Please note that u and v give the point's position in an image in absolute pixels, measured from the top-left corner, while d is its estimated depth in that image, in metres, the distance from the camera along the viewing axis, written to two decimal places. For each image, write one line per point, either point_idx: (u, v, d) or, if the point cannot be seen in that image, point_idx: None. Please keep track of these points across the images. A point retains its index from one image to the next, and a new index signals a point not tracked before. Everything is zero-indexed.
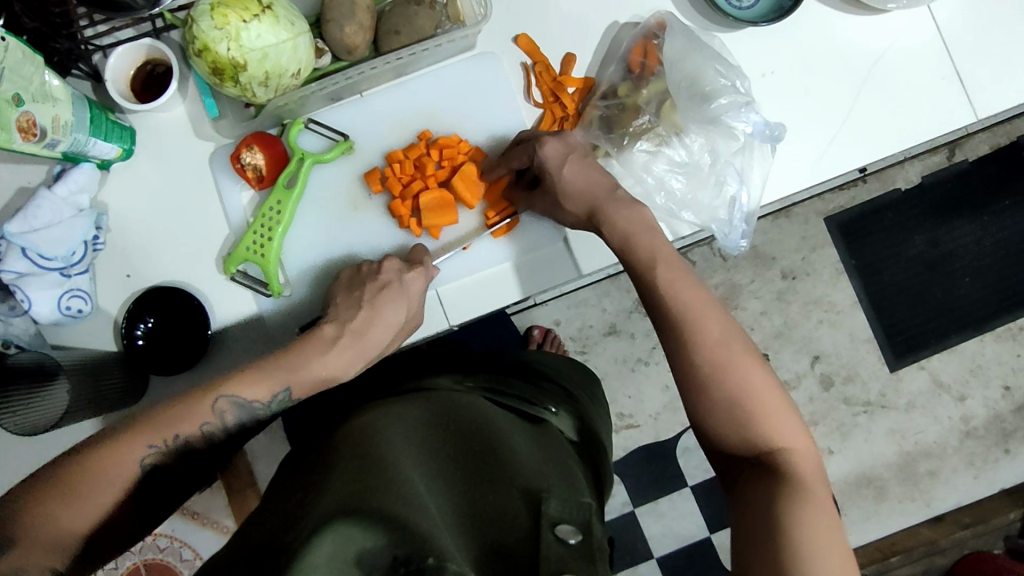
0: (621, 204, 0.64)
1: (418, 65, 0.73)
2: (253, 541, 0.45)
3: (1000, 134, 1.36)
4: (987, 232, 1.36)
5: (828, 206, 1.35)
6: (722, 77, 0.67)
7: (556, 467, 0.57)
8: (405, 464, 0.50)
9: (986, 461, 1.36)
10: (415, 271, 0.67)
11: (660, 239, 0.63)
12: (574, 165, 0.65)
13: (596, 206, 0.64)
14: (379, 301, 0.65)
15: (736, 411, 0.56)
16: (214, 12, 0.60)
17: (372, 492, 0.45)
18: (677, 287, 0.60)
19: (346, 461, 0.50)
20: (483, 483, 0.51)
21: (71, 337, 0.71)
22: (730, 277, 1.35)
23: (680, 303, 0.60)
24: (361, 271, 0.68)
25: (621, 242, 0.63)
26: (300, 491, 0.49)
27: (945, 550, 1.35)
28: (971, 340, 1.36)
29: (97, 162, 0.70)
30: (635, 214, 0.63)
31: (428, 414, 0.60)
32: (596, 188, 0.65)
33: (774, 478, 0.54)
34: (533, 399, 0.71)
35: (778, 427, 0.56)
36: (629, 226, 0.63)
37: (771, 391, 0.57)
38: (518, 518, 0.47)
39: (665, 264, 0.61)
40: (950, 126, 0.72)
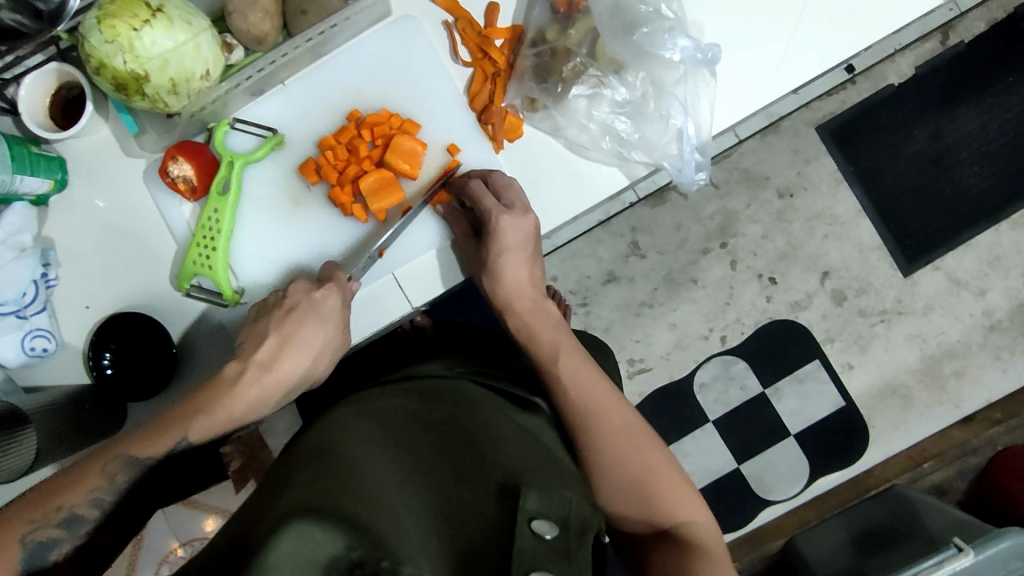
0: (534, 305, 0.67)
1: (335, 43, 0.69)
2: (219, 548, 0.45)
3: (994, 8, 1.27)
4: (991, 115, 1.28)
5: (818, 115, 1.29)
6: (644, 4, 0.62)
7: (540, 453, 0.56)
8: (377, 467, 0.49)
9: (1013, 353, 1.31)
10: (324, 288, 0.63)
11: (564, 336, 0.66)
12: (523, 257, 0.66)
13: (510, 303, 0.67)
14: (290, 324, 0.62)
15: (638, 492, 0.59)
16: (102, 25, 0.57)
17: (335, 494, 0.44)
18: (580, 382, 0.62)
19: (318, 463, 0.49)
20: (460, 480, 0.50)
21: (43, 377, 0.71)
22: (725, 204, 1.31)
23: (580, 396, 0.62)
24: (268, 301, 0.65)
25: (525, 337, 0.67)
26: (267, 492, 0.49)
27: (978, 449, 1.30)
28: (986, 232, 1.30)
29: (31, 199, 0.68)
30: (542, 313, 0.67)
31: (409, 406, 0.59)
32: (521, 286, 0.67)
33: (676, 548, 0.56)
34: (521, 379, 0.70)
35: (676, 504, 0.59)
36: (534, 322, 0.67)
37: (667, 474, 0.60)
38: (492, 520, 0.46)
39: (568, 357, 0.64)
40: (913, 14, 0.66)
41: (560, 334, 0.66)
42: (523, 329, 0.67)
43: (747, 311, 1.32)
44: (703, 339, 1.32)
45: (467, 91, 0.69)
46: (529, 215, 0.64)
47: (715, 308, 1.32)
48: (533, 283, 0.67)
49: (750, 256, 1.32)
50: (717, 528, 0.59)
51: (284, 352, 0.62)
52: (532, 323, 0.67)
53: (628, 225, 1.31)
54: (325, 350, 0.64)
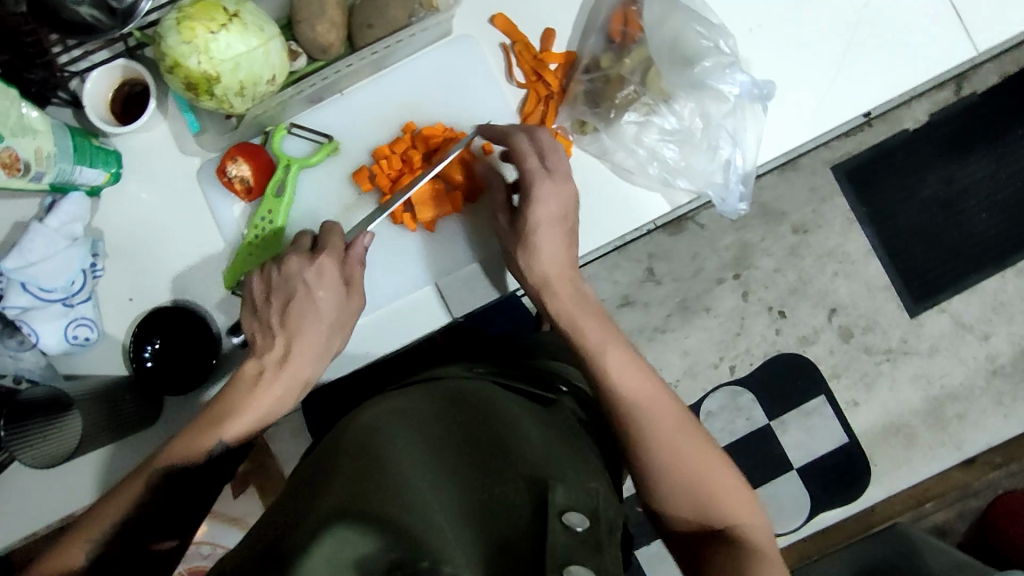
0: (570, 287, 0.66)
1: (395, 57, 0.71)
2: (258, 546, 0.47)
3: (1009, 63, 1.31)
4: (1000, 165, 1.32)
5: (835, 155, 1.32)
6: (704, 39, 0.66)
7: (563, 450, 0.57)
8: (406, 461, 0.50)
9: (1015, 398, 1.33)
10: (316, 261, 0.64)
11: (607, 327, 0.64)
12: (557, 232, 0.65)
13: (547, 280, 0.66)
14: (291, 312, 0.63)
15: (693, 492, 0.58)
16: (181, 26, 0.59)
17: (368, 497, 0.45)
18: (626, 378, 0.60)
19: (352, 462, 0.50)
20: (488, 472, 0.51)
21: (81, 366, 0.71)
22: (741, 237, 1.33)
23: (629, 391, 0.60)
24: (268, 280, 0.65)
25: (566, 321, 0.64)
26: (303, 495, 0.50)
27: (978, 492, 1.33)
28: (992, 278, 1.33)
29: (86, 190, 0.70)
30: (580, 296, 0.66)
31: (434, 403, 0.60)
32: (557, 267, 0.66)
33: (732, 549, 0.55)
34: (543, 381, 0.71)
35: (731, 505, 0.58)
36: (571, 307, 0.65)
37: (712, 467, 0.59)
38: (520, 512, 0.47)
39: (615, 350, 0.62)
40: (948, 63, 0.69)
41: (602, 327, 0.64)
42: (562, 312, 0.65)
43: (757, 343, 1.34)
44: (712, 368, 1.34)
45: (519, 111, 0.71)
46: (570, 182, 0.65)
47: (726, 338, 1.34)
48: (560, 267, 0.66)
49: (762, 289, 1.34)
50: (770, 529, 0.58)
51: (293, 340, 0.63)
52: (575, 313, 0.65)
53: (645, 252, 1.33)
54: (334, 321, 0.65)
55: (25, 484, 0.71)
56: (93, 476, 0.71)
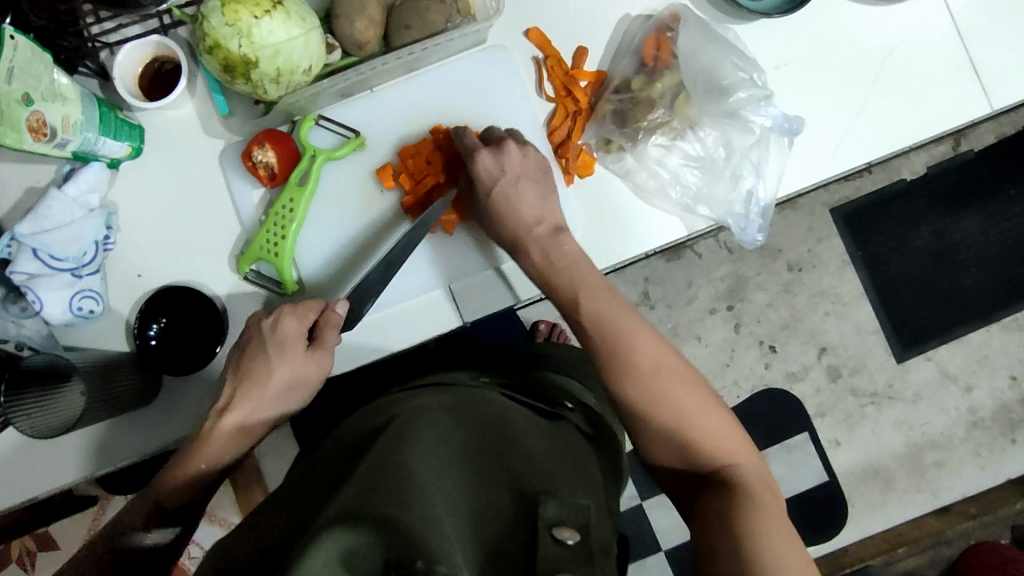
0: (552, 237, 0.66)
1: (428, 60, 0.72)
2: (261, 540, 0.46)
3: (1005, 123, 1.35)
4: (992, 222, 1.35)
5: (833, 198, 1.35)
6: (740, 70, 0.67)
7: (567, 467, 0.57)
8: (415, 460, 0.50)
9: (992, 451, 1.36)
10: (272, 315, 0.63)
11: (596, 276, 0.65)
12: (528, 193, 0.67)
13: (519, 238, 0.66)
14: (245, 364, 0.64)
15: (675, 438, 0.58)
16: (225, 9, 0.59)
17: (376, 493, 0.45)
18: (607, 325, 0.62)
19: (361, 465, 0.50)
20: (490, 481, 0.51)
21: (83, 339, 0.70)
22: (737, 270, 1.35)
23: (603, 339, 0.61)
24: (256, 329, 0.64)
25: (544, 279, 0.66)
26: (311, 499, 0.49)
27: (951, 540, 1.35)
28: (978, 331, 1.36)
29: (106, 161, 0.69)
30: (558, 245, 0.65)
31: (443, 406, 0.60)
32: (531, 218, 0.66)
33: (721, 488, 0.54)
34: (549, 398, 0.71)
35: (720, 445, 0.58)
36: (563, 254, 0.65)
37: (709, 416, 0.59)
38: (518, 520, 0.46)
39: (592, 300, 0.63)
40: (962, 117, 0.71)
41: (595, 276, 0.64)
42: (543, 266, 0.65)
43: (745, 376, 1.35)
44: None
45: (546, 124, 0.73)
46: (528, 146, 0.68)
47: (715, 368, 1.35)
48: (538, 220, 0.66)
49: (754, 323, 1.36)
50: (765, 465, 0.58)
51: (238, 394, 0.63)
52: (573, 261, 0.65)
53: (641, 276, 1.34)
54: (288, 381, 0.64)
55: (9, 455, 0.69)
56: (81, 451, 0.69)
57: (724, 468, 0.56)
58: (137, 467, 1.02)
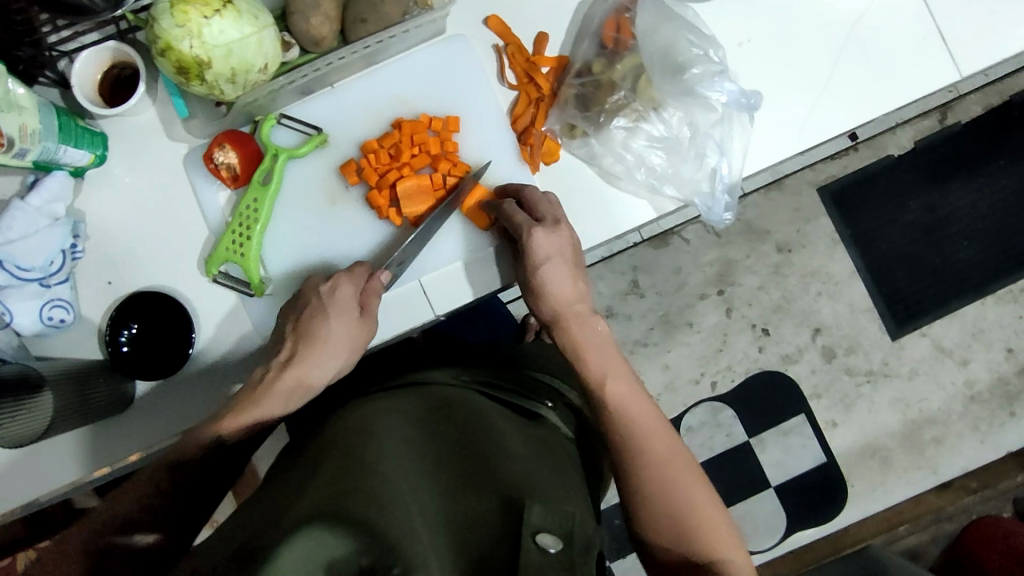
0: (580, 321, 0.66)
1: (388, 53, 0.72)
2: (229, 542, 0.44)
3: (992, 94, 1.34)
4: (982, 194, 1.34)
5: (820, 177, 1.34)
6: (695, 47, 0.67)
7: (546, 467, 0.56)
8: (389, 466, 0.48)
9: (991, 424, 1.34)
10: (331, 280, 0.64)
11: (614, 357, 0.64)
12: (566, 268, 0.66)
13: (558, 318, 0.67)
14: (303, 323, 0.63)
15: (673, 519, 0.56)
16: (174, 10, 0.58)
17: (347, 497, 0.44)
18: (628, 406, 0.61)
19: (329, 467, 0.48)
20: (465, 483, 0.49)
21: (55, 348, 0.70)
22: (725, 254, 1.34)
23: (629, 413, 0.60)
24: (302, 292, 0.66)
25: (572, 353, 0.65)
26: (279, 497, 0.47)
27: (953, 516, 1.33)
28: (971, 304, 1.35)
29: (70, 170, 0.69)
30: (590, 328, 0.66)
31: (417, 410, 0.58)
32: (566, 300, 0.66)
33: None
34: (526, 394, 0.69)
35: (714, 535, 0.56)
36: (581, 340, 0.65)
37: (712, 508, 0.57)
38: (495, 523, 0.45)
39: (614, 380, 0.62)
40: (931, 87, 0.70)
41: (616, 357, 0.64)
42: (572, 348, 0.65)
43: (738, 360, 1.34)
44: (694, 383, 1.34)
45: (509, 112, 0.72)
46: (562, 227, 0.66)
47: (708, 353, 1.34)
48: (580, 298, 0.67)
49: (745, 306, 1.35)
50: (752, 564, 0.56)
51: (302, 353, 0.62)
52: (581, 346, 0.65)
53: (629, 265, 1.33)
54: (344, 342, 0.64)
55: None
56: (59, 459, 0.69)
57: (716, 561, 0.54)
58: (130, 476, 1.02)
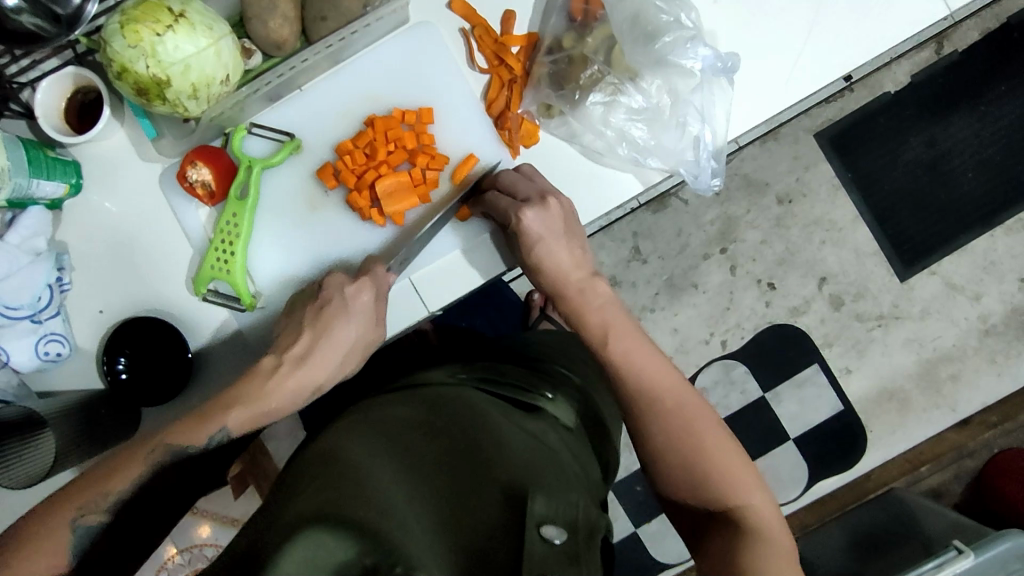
0: (582, 288, 0.64)
1: (352, 49, 0.69)
2: (234, 547, 0.44)
3: (988, 18, 1.29)
4: (984, 123, 1.30)
5: (816, 122, 1.31)
6: (663, 13, 0.64)
7: (547, 461, 0.55)
8: (384, 469, 0.48)
9: (1008, 357, 1.33)
10: (358, 284, 0.62)
11: (617, 314, 0.62)
12: (561, 239, 0.64)
13: (559, 289, 0.64)
14: (324, 319, 0.61)
15: (693, 474, 0.56)
16: (125, 30, 0.57)
17: (347, 498, 0.43)
18: (635, 364, 0.59)
19: (326, 466, 0.48)
20: (465, 479, 0.49)
21: (57, 382, 0.70)
22: (725, 210, 1.32)
23: (637, 371, 0.59)
24: (306, 292, 0.66)
25: (575, 317, 0.63)
26: (280, 496, 0.47)
27: (975, 452, 1.33)
28: (980, 238, 1.32)
29: (46, 203, 0.68)
30: (591, 292, 0.63)
31: (414, 408, 0.58)
32: (563, 267, 0.64)
33: (737, 534, 0.53)
34: (527, 386, 0.68)
35: (736, 482, 0.55)
36: (583, 303, 0.63)
37: (730, 451, 0.57)
38: (494, 525, 0.45)
39: (618, 338, 0.60)
40: (919, 25, 0.67)
41: (624, 318, 0.62)
42: (573, 316, 0.64)
43: (746, 316, 1.33)
44: (704, 344, 1.33)
45: (483, 97, 0.70)
46: (550, 202, 0.63)
47: (716, 313, 1.33)
48: (578, 265, 0.64)
49: (750, 262, 1.33)
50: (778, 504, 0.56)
51: (321, 346, 0.60)
52: (585, 307, 0.63)
53: (629, 231, 1.32)
54: (357, 347, 0.62)
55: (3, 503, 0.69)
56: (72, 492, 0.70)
57: (740, 511, 0.55)
58: None
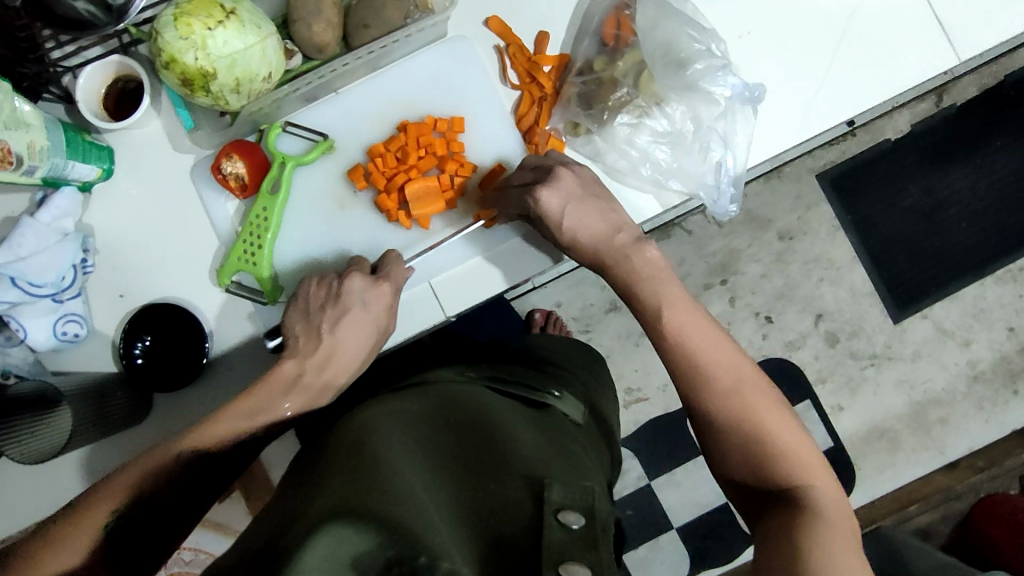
0: (627, 249, 0.65)
1: (390, 57, 0.72)
2: (255, 542, 0.44)
3: (987, 75, 1.34)
4: (980, 175, 1.35)
5: (819, 163, 1.34)
6: (695, 42, 0.67)
7: (559, 453, 0.56)
8: (403, 461, 0.48)
9: (996, 403, 1.35)
10: (378, 286, 0.65)
11: (670, 283, 0.64)
12: (591, 210, 0.65)
13: (603, 257, 0.66)
14: (342, 325, 0.64)
15: (750, 450, 0.58)
16: (178, 22, 0.59)
17: (367, 491, 0.44)
18: (692, 334, 0.62)
19: (347, 463, 0.48)
20: (484, 470, 0.49)
21: (71, 363, 0.71)
22: (728, 243, 1.35)
23: (694, 343, 0.61)
24: (325, 287, 0.66)
25: (626, 287, 0.65)
26: (299, 493, 0.48)
27: (961, 496, 1.34)
28: (972, 285, 1.36)
29: (78, 185, 0.69)
30: (642, 256, 0.65)
31: (428, 404, 0.59)
32: (605, 235, 0.65)
33: (792, 510, 0.53)
34: (536, 384, 0.69)
35: (795, 460, 0.56)
36: (636, 274, 0.65)
37: (787, 429, 0.58)
38: (516, 505, 0.46)
39: (673, 308, 0.63)
40: (930, 71, 0.71)
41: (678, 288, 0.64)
42: (620, 282, 0.65)
43: (743, 348, 1.35)
44: None
45: (513, 112, 0.73)
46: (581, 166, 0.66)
47: None
48: (620, 229, 0.65)
49: (749, 295, 1.35)
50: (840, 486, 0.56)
51: (339, 352, 0.65)
52: (644, 275, 0.64)
53: None
54: (372, 345, 0.67)
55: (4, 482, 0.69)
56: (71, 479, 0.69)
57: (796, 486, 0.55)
58: None
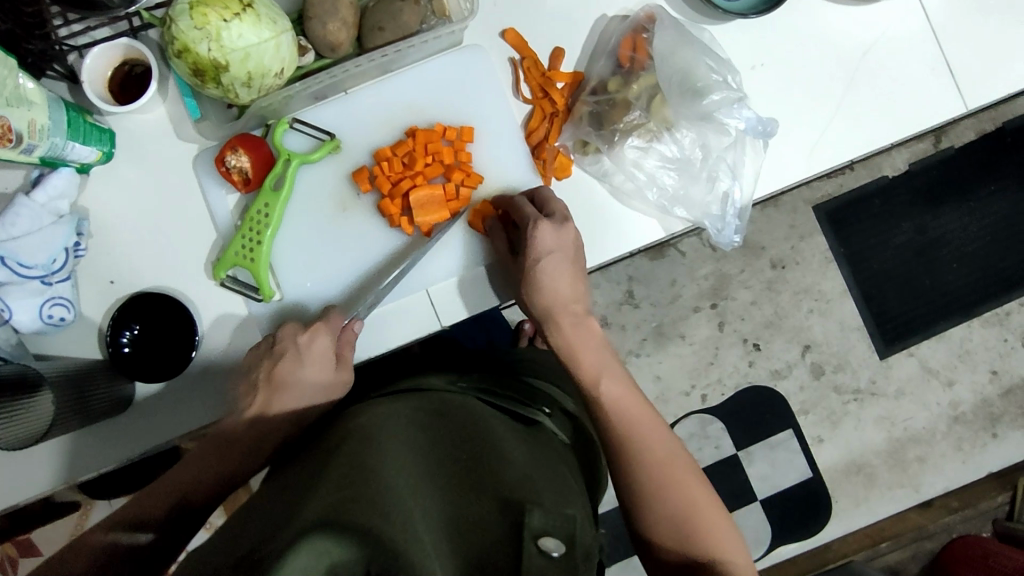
0: (573, 322, 0.66)
1: (403, 62, 0.71)
2: (232, 552, 0.40)
3: (985, 120, 1.36)
4: (973, 218, 1.36)
5: (815, 195, 1.35)
6: (714, 73, 0.67)
7: (545, 476, 0.54)
8: (392, 468, 0.45)
9: (974, 445, 1.37)
10: (311, 331, 0.63)
11: (605, 357, 0.65)
12: (565, 262, 0.65)
13: (551, 316, 0.66)
14: (279, 374, 0.63)
15: (675, 523, 0.58)
16: (193, 11, 0.58)
17: (352, 504, 0.40)
18: (623, 408, 0.62)
19: (333, 471, 0.45)
20: (469, 488, 0.47)
21: (53, 347, 0.69)
22: (720, 267, 1.35)
23: (625, 418, 0.62)
24: (260, 347, 0.65)
25: (566, 353, 0.65)
26: (285, 503, 0.44)
27: (934, 534, 1.36)
28: (959, 326, 1.37)
29: (76, 166, 0.68)
30: (584, 331, 0.66)
31: (416, 413, 0.56)
32: (561, 300, 0.66)
33: None
34: (525, 399, 0.69)
35: (715, 536, 0.57)
36: (577, 341, 0.66)
37: (708, 503, 0.59)
38: (497, 532, 0.43)
39: (610, 382, 0.64)
40: (938, 116, 0.71)
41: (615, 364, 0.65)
42: (563, 348, 0.66)
43: (729, 373, 1.35)
44: (684, 396, 1.35)
45: (523, 125, 0.72)
46: (566, 225, 0.65)
47: (700, 366, 1.35)
48: (575, 298, 0.66)
49: (738, 320, 1.36)
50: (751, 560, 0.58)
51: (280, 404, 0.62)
52: (580, 347, 0.65)
53: (625, 274, 1.33)
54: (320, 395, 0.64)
55: None
56: (45, 464, 0.68)
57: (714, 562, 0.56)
58: (117, 472, 1.00)
